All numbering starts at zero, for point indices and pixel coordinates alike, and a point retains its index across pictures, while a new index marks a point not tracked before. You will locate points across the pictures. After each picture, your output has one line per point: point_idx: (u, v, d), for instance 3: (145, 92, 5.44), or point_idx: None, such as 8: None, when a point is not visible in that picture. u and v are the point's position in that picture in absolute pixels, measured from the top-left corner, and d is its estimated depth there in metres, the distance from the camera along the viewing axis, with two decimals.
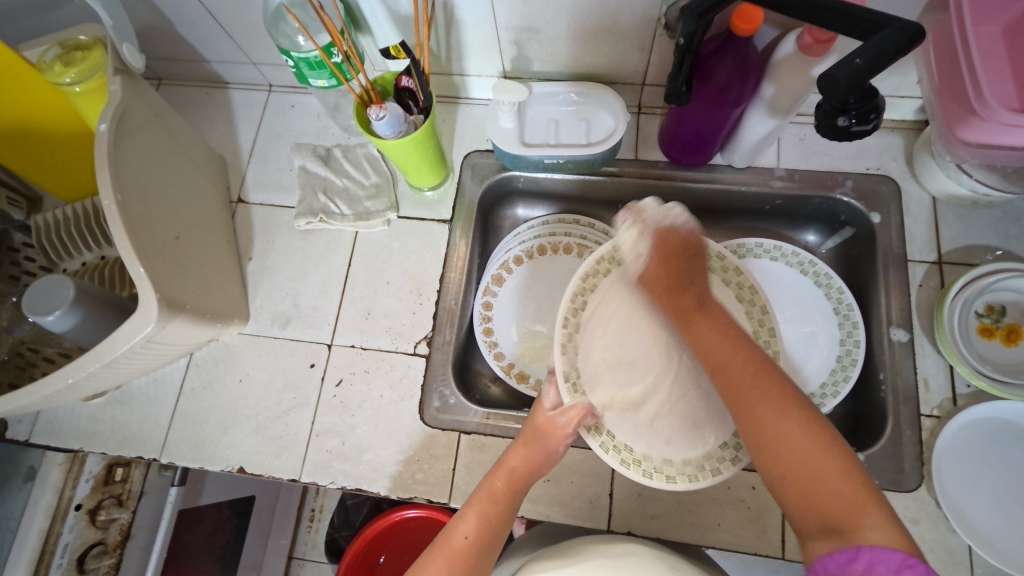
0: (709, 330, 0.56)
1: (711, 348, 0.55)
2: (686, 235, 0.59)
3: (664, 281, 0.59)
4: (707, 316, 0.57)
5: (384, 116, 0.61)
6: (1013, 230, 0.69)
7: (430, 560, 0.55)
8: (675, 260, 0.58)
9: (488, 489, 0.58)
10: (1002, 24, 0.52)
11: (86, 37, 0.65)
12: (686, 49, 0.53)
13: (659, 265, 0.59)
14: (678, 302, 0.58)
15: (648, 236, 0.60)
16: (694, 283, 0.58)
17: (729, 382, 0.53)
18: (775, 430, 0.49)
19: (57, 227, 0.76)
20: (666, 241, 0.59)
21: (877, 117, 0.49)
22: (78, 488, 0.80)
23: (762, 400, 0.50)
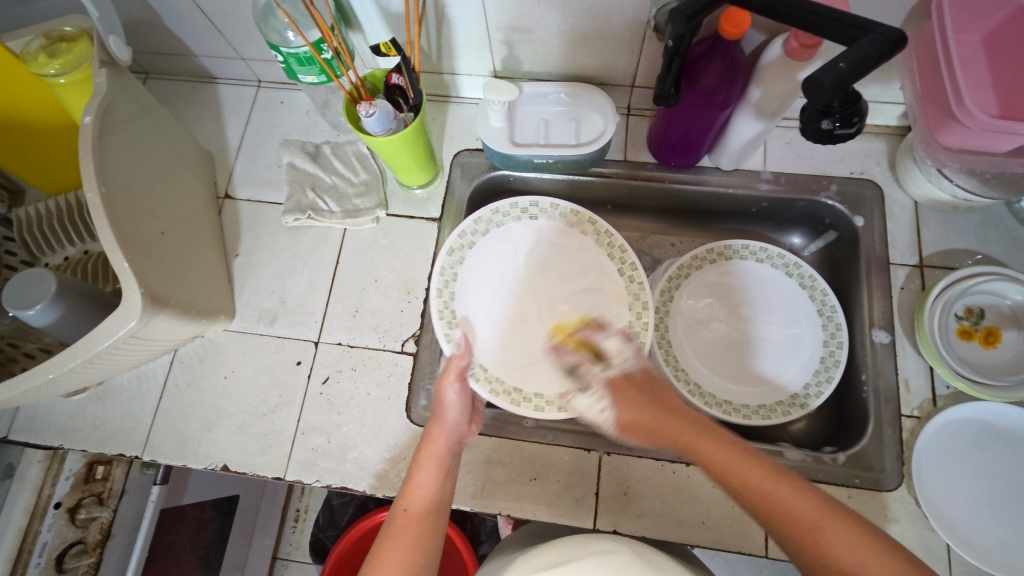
0: (714, 448, 0.53)
1: (724, 465, 0.51)
2: (638, 371, 0.63)
3: (637, 405, 0.59)
4: (712, 436, 0.54)
5: (373, 113, 0.62)
6: (992, 235, 0.70)
7: (386, 543, 0.52)
8: (640, 399, 0.59)
9: (418, 463, 0.58)
10: (982, 32, 0.53)
11: (71, 28, 0.64)
12: (675, 51, 0.53)
13: (628, 407, 0.59)
14: (665, 429, 0.57)
15: (605, 389, 0.62)
16: (665, 405, 0.59)
17: (751, 495, 0.49)
18: (818, 535, 0.45)
19: (40, 220, 0.75)
20: (624, 383, 0.61)
21: (860, 121, 0.49)
22: (58, 487, 0.79)
23: (788, 507, 0.47)
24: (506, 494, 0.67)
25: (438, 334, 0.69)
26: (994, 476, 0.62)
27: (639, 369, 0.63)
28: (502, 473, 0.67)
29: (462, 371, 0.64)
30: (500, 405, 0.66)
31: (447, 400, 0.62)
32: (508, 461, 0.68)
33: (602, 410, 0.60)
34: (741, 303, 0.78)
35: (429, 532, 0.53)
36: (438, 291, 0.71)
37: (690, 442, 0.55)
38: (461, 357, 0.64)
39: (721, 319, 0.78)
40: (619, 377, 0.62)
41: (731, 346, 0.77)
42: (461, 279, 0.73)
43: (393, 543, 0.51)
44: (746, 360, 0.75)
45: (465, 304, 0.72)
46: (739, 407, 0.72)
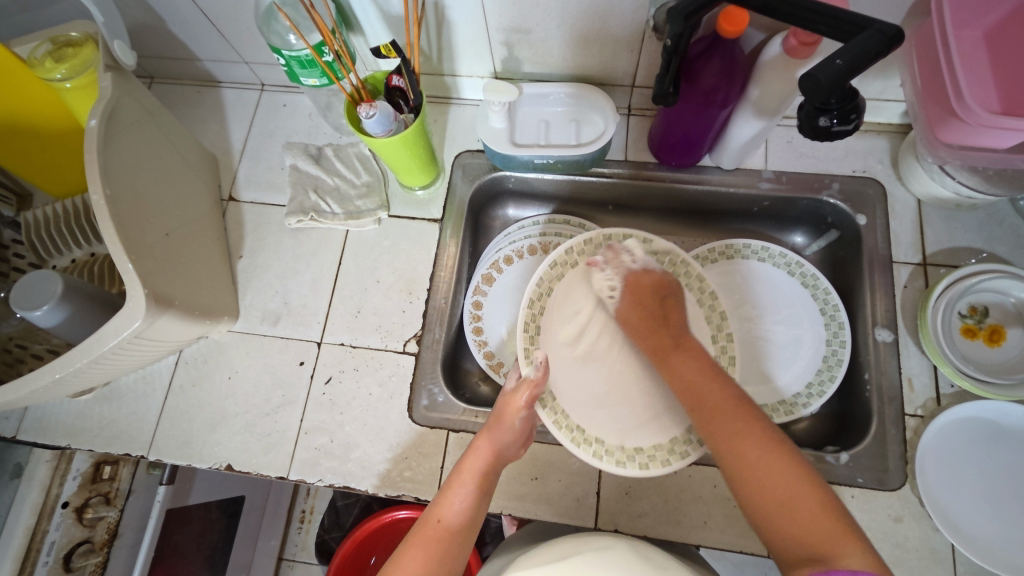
0: (688, 367, 0.58)
1: (693, 388, 0.56)
2: (659, 279, 0.64)
3: (641, 321, 0.62)
4: (690, 358, 0.59)
5: (373, 114, 0.62)
6: (996, 232, 0.70)
7: (407, 550, 0.55)
8: (644, 299, 0.63)
9: (459, 477, 0.59)
10: (983, 28, 0.53)
11: (77, 33, 0.65)
12: (674, 50, 0.53)
13: (633, 306, 0.63)
14: (659, 336, 0.61)
15: (622, 277, 0.64)
16: (667, 315, 0.62)
17: (709, 417, 0.54)
18: (755, 461, 0.50)
19: (46, 223, 0.76)
20: (637, 287, 0.63)
21: (858, 117, 0.49)
22: (66, 485, 0.80)
23: (738, 436, 0.52)
24: (507, 494, 0.67)
25: (518, 351, 0.65)
26: (998, 475, 0.62)
27: (659, 278, 0.64)
28: (503, 472, 0.68)
29: (533, 396, 0.61)
30: (558, 439, 0.62)
31: (509, 422, 0.60)
32: (509, 461, 0.68)
33: (612, 291, 0.64)
34: (746, 303, 0.78)
35: (454, 551, 0.56)
36: (531, 299, 0.67)
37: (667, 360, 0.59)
38: (535, 379, 0.61)
39: (724, 319, 0.78)
40: (638, 275, 0.64)
41: (734, 346, 0.76)
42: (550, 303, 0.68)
43: (412, 553, 0.55)
44: (748, 360, 0.75)
45: (548, 329, 0.67)
46: None
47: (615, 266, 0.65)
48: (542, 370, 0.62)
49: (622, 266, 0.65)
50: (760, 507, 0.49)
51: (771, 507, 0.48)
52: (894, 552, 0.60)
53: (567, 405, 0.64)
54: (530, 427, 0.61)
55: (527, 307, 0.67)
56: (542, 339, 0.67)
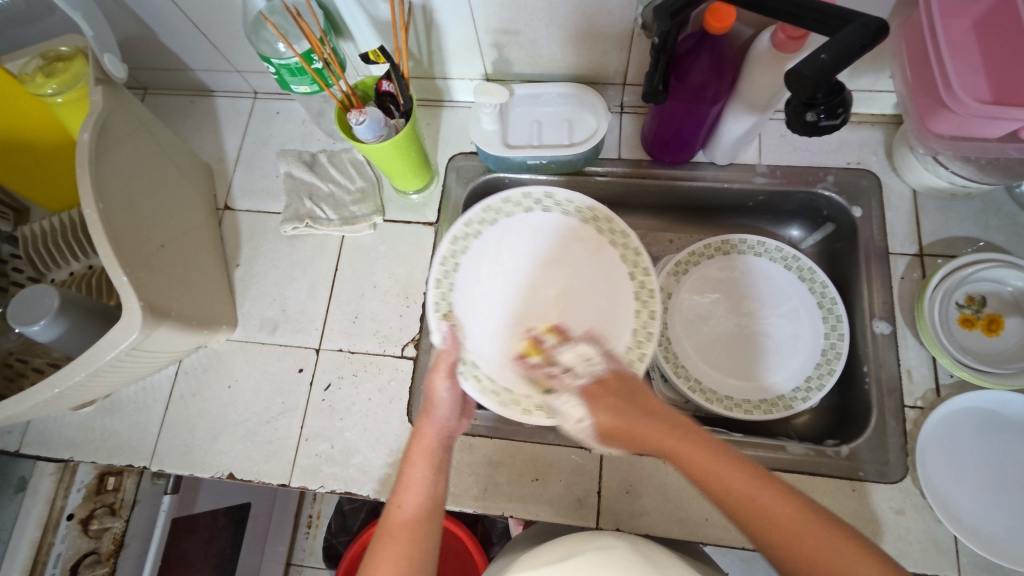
0: (699, 457, 0.48)
1: (715, 480, 0.47)
2: (612, 375, 0.57)
3: (620, 407, 0.53)
4: (692, 437, 0.50)
5: (364, 120, 0.62)
6: (993, 221, 0.69)
7: (376, 551, 0.49)
8: (614, 400, 0.54)
9: (409, 459, 0.56)
10: (973, 17, 0.53)
11: (67, 48, 0.65)
12: (661, 48, 0.53)
13: (608, 414, 0.53)
14: (642, 433, 0.52)
15: (581, 396, 0.55)
16: (643, 405, 0.53)
17: (741, 505, 0.46)
18: (808, 547, 0.43)
19: (44, 237, 0.76)
20: (600, 389, 0.55)
21: (845, 111, 0.49)
22: (71, 498, 0.81)
23: (784, 523, 0.44)
24: (508, 495, 0.67)
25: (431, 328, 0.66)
26: (999, 464, 0.62)
27: (611, 372, 0.57)
28: (503, 474, 0.68)
29: (452, 366, 0.61)
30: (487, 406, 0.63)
31: (438, 395, 0.60)
32: (510, 462, 0.68)
33: (579, 420, 0.54)
34: (744, 298, 0.78)
35: (424, 539, 0.50)
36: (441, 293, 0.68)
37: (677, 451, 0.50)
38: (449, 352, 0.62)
39: (723, 315, 0.78)
40: (592, 384, 0.56)
41: (731, 342, 0.76)
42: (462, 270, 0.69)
43: (384, 548, 0.49)
44: (746, 355, 0.75)
45: (465, 297, 0.69)
46: (739, 403, 0.72)
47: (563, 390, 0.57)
48: (449, 340, 0.62)
49: (574, 385, 0.57)
50: None
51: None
52: (897, 544, 0.60)
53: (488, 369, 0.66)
54: (461, 400, 0.62)
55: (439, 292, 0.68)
56: (459, 311, 0.68)
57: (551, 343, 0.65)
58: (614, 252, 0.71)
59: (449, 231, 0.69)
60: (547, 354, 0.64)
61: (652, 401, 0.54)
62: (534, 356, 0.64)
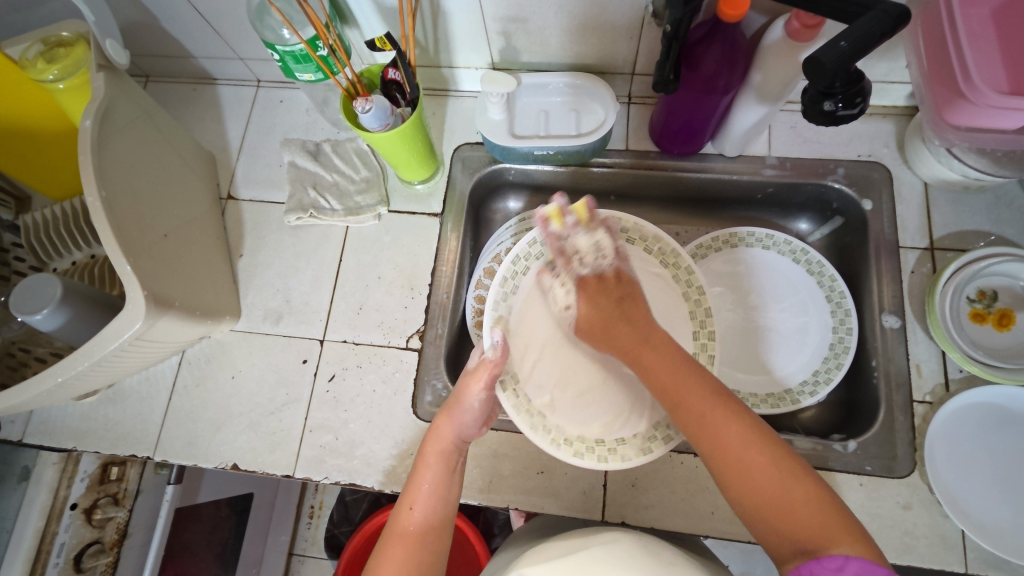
0: (660, 361, 0.54)
1: (662, 381, 0.53)
2: (612, 273, 0.60)
3: (606, 313, 0.58)
4: (656, 344, 0.56)
5: (370, 109, 0.61)
6: (1005, 214, 0.69)
7: (382, 554, 0.52)
8: (603, 303, 0.59)
9: (424, 459, 0.57)
10: (991, 6, 0.52)
11: (68, 33, 0.64)
12: (674, 36, 0.53)
13: (590, 313, 0.59)
14: (620, 335, 0.57)
15: (576, 288, 0.61)
16: (629, 313, 0.58)
17: (691, 417, 0.51)
18: (738, 456, 0.48)
19: (46, 226, 0.75)
20: (596, 286, 0.60)
21: (863, 101, 0.48)
22: (74, 487, 0.80)
23: (722, 434, 0.49)
24: (514, 487, 0.67)
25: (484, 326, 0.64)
26: (1007, 459, 0.61)
27: (613, 272, 0.60)
28: (509, 467, 0.67)
29: (493, 377, 0.58)
30: (518, 425, 0.60)
31: (469, 402, 0.58)
32: (516, 454, 0.68)
33: (568, 305, 0.61)
34: (752, 291, 0.77)
35: (432, 551, 0.52)
36: (505, 276, 0.66)
37: (641, 357, 0.56)
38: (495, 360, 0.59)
39: (730, 309, 0.77)
40: (591, 281, 0.60)
41: (738, 337, 0.76)
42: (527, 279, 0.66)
43: (391, 554, 0.51)
44: (752, 349, 0.75)
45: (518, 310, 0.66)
46: (747, 397, 0.72)
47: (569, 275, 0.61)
48: (500, 350, 0.59)
49: (573, 271, 0.61)
50: (749, 499, 0.47)
51: (762, 508, 0.46)
52: (904, 539, 0.60)
53: (528, 385, 0.63)
54: (490, 406, 0.61)
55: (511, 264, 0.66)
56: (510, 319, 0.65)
57: (574, 216, 0.60)
58: (677, 289, 0.67)
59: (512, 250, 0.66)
60: (565, 230, 0.60)
61: (636, 305, 0.59)
62: (553, 223, 0.60)
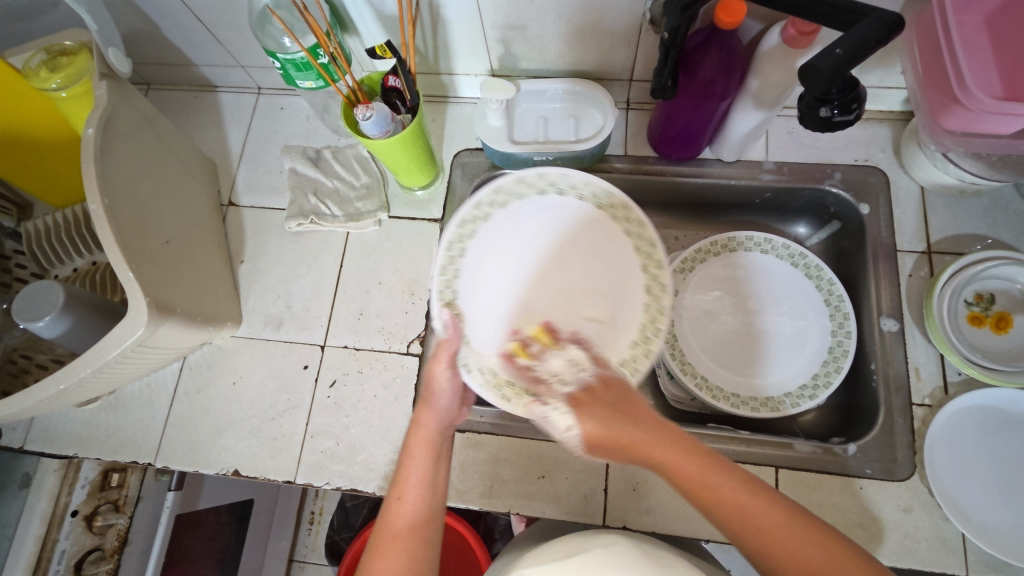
0: (681, 463, 0.47)
1: (691, 480, 0.47)
2: (598, 381, 0.54)
3: (612, 418, 0.50)
4: (671, 443, 0.48)
5: (370, 116, 0.61)
6: (1001, 218, 0.69)
7: (375, 556, 0.49)
8: (606, 411, 0.50)
9: (409, 450, 0.56)
10: (985, 13, 0.53)
11: (72, 42, 0.65)
12: (671, 43, 0.53)
13: (597, 428, 0.49)
14: (632, 445, 0.49)
15: (569, 404, 0.52)
16: (638, 417, 0.50)
17: (724, 511, 0.46)
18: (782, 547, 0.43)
19: (47, 233, 0.76)
20: (588, 399, 0.52)
21: (859, 108, 0.49)
22: (74, 495, 0.81)
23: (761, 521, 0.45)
24: (515, 492, 0.67)
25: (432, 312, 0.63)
26: (1006, 461, 0.62)
27: (599, 380, 0.53)
28: (510, 471, 0.68)
29: (453, 356, 0.60)
30: (488, 400, 0.60)
31: (439, 386, 0.59)
32: (516, 459, 0.68)
33: (567, 428, 0.50)
34: (750, 295, 0.78)
35: (426, 546, 0.50)
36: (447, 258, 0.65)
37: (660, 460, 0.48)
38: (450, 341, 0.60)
39: (729, 313, 0.78)
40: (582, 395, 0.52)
41: (738, 340, 0.76)
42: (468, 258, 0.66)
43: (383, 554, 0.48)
44: (751, 353, 0.75)
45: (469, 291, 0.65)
46: (747, 400, 0.72)
47: (552, 397, 0.53)
48: (451, 329, 0.61)
49: (558, 394, 0.53)
50: None
51: None
52: (904, 542, 0.60)
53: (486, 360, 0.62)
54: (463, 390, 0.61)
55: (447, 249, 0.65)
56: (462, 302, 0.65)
57: (539, 344, 0.61)
58: (631, 250, 0.67)
59: (459, 214, 0.66)
60: (533, 358, 0.60)
61: (638, 407, 0.51)
62: (519, 358, 0.61)
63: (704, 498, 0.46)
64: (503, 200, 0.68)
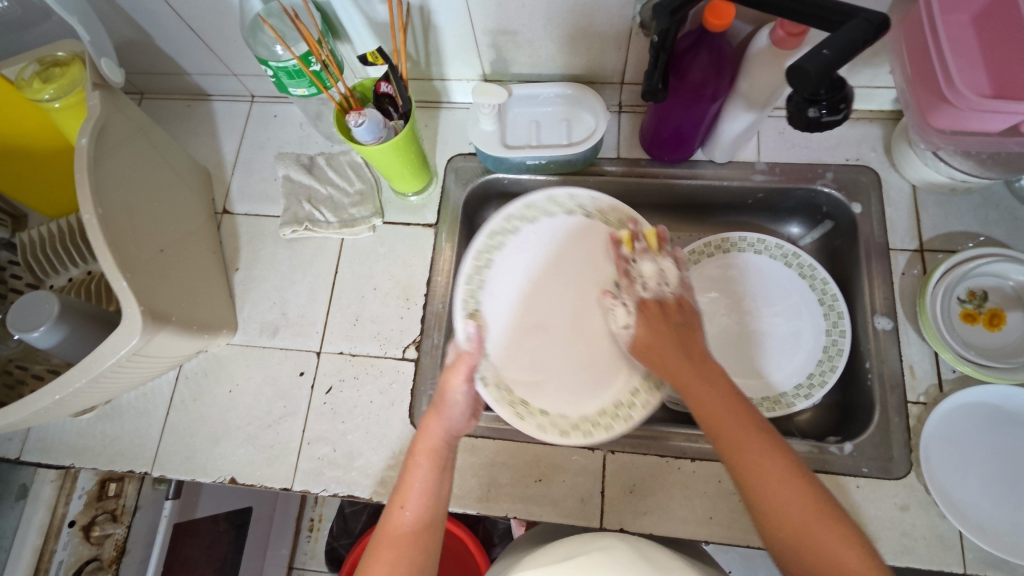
0: (708, 390, 0.54)
1: (709, 408, 0.53)
2: (676, 300, 0.62)
3: (661, 333, 0.60)
4: (706, 374, 0.55)
5: (362, 122, 0.62)
6: (993, 215, 0.69)
7: (373, 559, 0.50)
8: (664, 322, 0.60)
9: (414, 459, 0.56)
10: (972, 12, 0.53)
11: (64, 53, 0.65)
12: (661, 46, 0.53)
13: (646, 331, 0.61)
14: (670, 363, 0.57)
15: (636, 309, 0.64)
16: (684, 336, 0.59)
17: (728, 441, 0.51)
18: (774, 487, 0.47)
19: (42, 243, 0.76)
20: (655, 310, 0.62)
21: (847, 107, 0.49)
22: (72, 504, 0.81)
23: (760, 461, 0.48)
24: (513, 496, 0.67)
25: (458, 318, 0.67)
26: (1002, 458, 0.62)
27: (676, 297, 0.62)
28: (507, 475, 0.68)
29: (470, 370, 0.60)
30: (502, 415, 0.63)
31: (453, 397, 0.59)
32: (513, 463, 0.68)
33: (627, 325, 0.64)
34: (745, 296, 0.78)
35: (425, 554, 0.51)
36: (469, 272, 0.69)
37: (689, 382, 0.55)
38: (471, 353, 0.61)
39: (725, 313, 0.78)
40: (655, 304, 0.62)
41: (733, 340, 0.76)
42: (493, 268, 0.70)
43: (380, 562, 0.50)
44: (747, 354, 0.75)
45: (492, 298, 0.69)
46: None
47: (629, 301, 0.65)
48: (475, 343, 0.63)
49: (636, 296, 0.65)
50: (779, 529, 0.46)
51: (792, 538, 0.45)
52: (902, 540, 0.60)
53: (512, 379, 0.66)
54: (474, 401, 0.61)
55: (472, 262, 0.69)
56: (485, 311, 0.69)
57: (642, 245, 0.66)
58: None
59: (472, 248, 0.70)
60: (633, 256, 0.66)
61: (697, 340, 0.59)
62: (624, 247, 0.67)
63: (711, 419, 0.52)
64: (513, 226, 0.71)
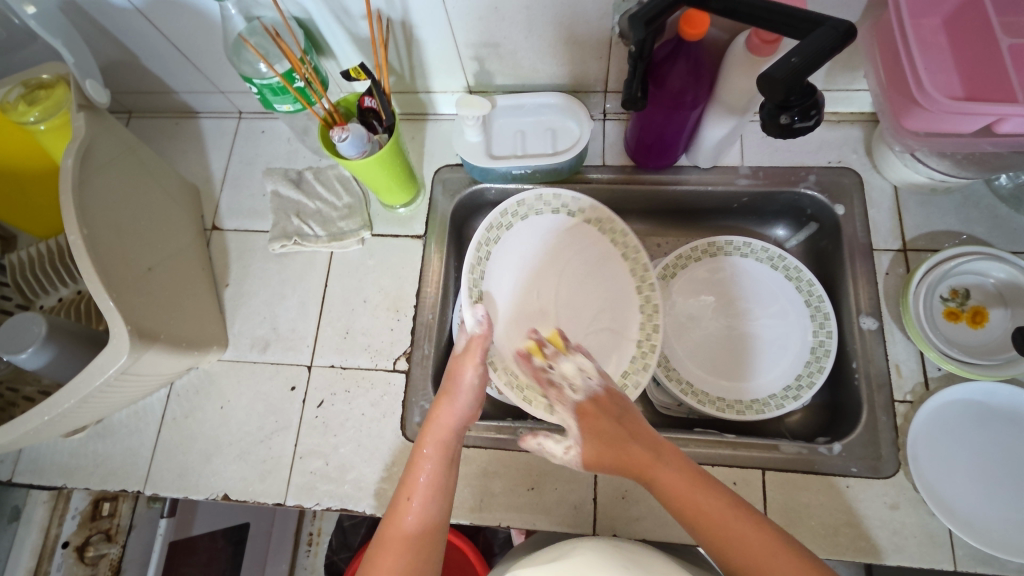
0: (674, 478, 0.54)
1: (681, 496, 0.53)
2: (605, 394, 0.61)
3: (607, 430, 0.58)
4: (664, 462, 0.56)
5: (346, 137, 0.63)
6: (974, 214, 0.70)
7: (375, 559, 0.50)
8: (601, 425, 0.59)
9: (421, 453, 0.58)
10: (943, 15, 0.54)
11: (49, 76, 0.66)
12: (638, 56, 0.54)
13: (596, 443, 0.58)
14: (631, 457, 0.56)
15: (573, 416, 0.61)
16: (629, 430, 0.58)
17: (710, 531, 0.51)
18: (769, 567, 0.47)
19: (31, 264, 0.76)
20: (591, 412, 0.60)
21: (818, 113, 0.50)
22: (65, 525, 0.81)
23: (747, 542, 0.49)
24: (505, 505, 0.67)
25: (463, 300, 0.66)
26: (990, 454, 0.62)
27: (606, 391, 0.62)
28: (499, 484, 0.68)
29: (482, 351, 0.61)
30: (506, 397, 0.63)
31: (464, 379, 0.60)
32: (505, 472, 0.68)
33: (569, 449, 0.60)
34: (732, 299, 0.78)
35: (427, 551, 0.51)
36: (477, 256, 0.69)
37: (654, 475, 0.55)
38: (482, 335, 0.62)
39: (712, 316, 0.78)
40: (590, 402, 0.61)
41: (721, 344, 0.76)
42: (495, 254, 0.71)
43: (383, 562, 0.50)
44: (736, 357, 0.75)
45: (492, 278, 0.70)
46: (732, 404, 0.72)
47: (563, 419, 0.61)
48: (485, 325, 0.61)
49: (568, 404, 0.62)
50: None
51: None
52: (893, 539, 0.61)
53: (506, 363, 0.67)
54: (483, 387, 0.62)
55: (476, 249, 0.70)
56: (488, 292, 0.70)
57: (553, 347, 0.65)
58: (624, 265, 0.72)
59: (473, 239, 0.69)
60: (549, 362, 0.64)
61: (634, 417, 0.60)
62: (534, 358, 0.64)
63: (686, 509, 0.52)
64: (508, 221, 0.72)
